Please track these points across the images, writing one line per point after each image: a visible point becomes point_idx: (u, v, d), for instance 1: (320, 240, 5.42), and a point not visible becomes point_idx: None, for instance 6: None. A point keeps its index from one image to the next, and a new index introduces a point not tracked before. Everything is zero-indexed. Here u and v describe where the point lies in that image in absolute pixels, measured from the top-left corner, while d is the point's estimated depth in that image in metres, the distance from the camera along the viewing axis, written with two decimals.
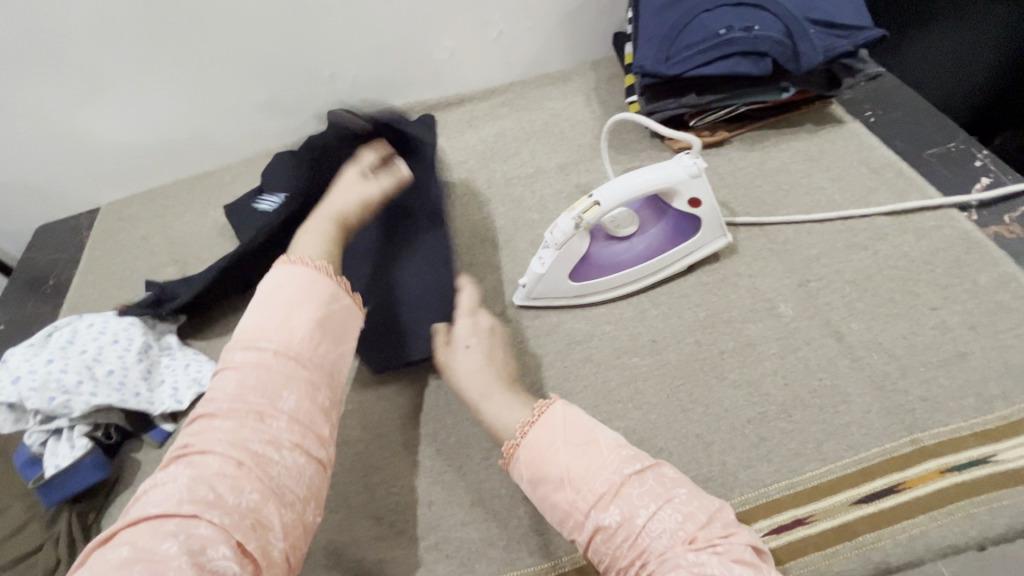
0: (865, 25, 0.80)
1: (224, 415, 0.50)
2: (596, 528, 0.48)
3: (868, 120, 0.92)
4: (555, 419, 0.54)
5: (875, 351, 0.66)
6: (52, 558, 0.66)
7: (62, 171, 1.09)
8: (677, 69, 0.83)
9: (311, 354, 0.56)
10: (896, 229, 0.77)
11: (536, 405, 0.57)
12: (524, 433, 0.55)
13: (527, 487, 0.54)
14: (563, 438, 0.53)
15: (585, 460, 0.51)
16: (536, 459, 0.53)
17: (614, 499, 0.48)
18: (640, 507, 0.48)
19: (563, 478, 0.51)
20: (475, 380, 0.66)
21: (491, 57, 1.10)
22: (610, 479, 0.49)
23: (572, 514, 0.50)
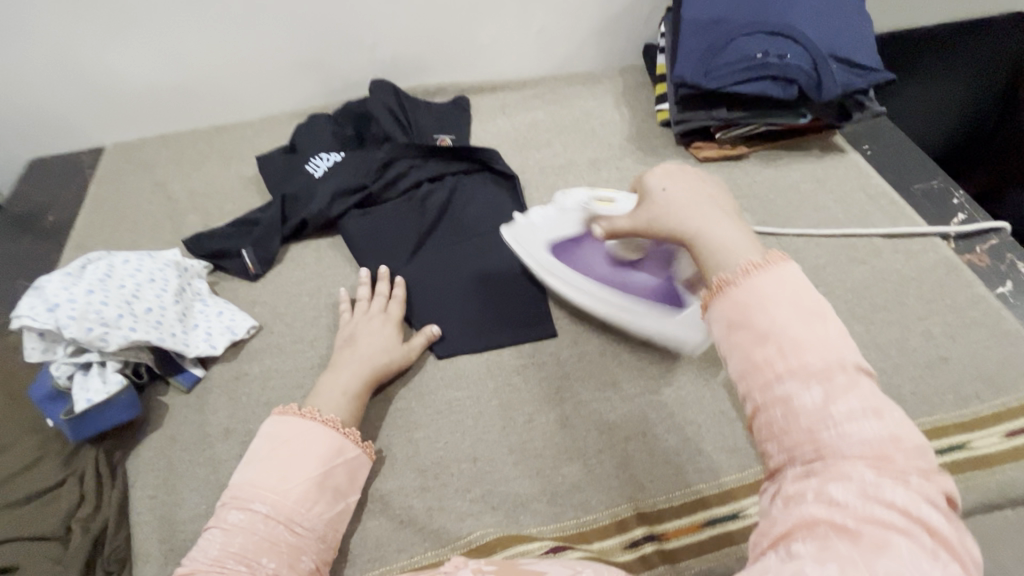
0: (877, 67, 0.91)
1: (247, 494, 0.58)
2: (776, 396, 0.39)
3: (866, 152, 1.03)
4: (787, 281, 0.43)
5: (873, 350, 0.76)
6: (76, 496, 0.64)
7: (74, 106, 1.04)
8: (716, 83, 0.92)
9: (343, 446, 0.64)
10: (890, 249, 0.87)
11: (769, 255, 0.45)
12: (747, 276, 0.44)
13: (720, 330, 0.44)
14: (790, 299, 0.42)
15: (806, 329, 0.40)
16: (746, 305, 0.43)
17: (819, 374, 0.39)
18: (849, 399, 0.38)
19: (772, 333, 0.41)
20: (690, 206, 0.54)
21: (529, 49, 1.14)
22: (827, 355, 0.39)
23: (757, 370, 0.40)
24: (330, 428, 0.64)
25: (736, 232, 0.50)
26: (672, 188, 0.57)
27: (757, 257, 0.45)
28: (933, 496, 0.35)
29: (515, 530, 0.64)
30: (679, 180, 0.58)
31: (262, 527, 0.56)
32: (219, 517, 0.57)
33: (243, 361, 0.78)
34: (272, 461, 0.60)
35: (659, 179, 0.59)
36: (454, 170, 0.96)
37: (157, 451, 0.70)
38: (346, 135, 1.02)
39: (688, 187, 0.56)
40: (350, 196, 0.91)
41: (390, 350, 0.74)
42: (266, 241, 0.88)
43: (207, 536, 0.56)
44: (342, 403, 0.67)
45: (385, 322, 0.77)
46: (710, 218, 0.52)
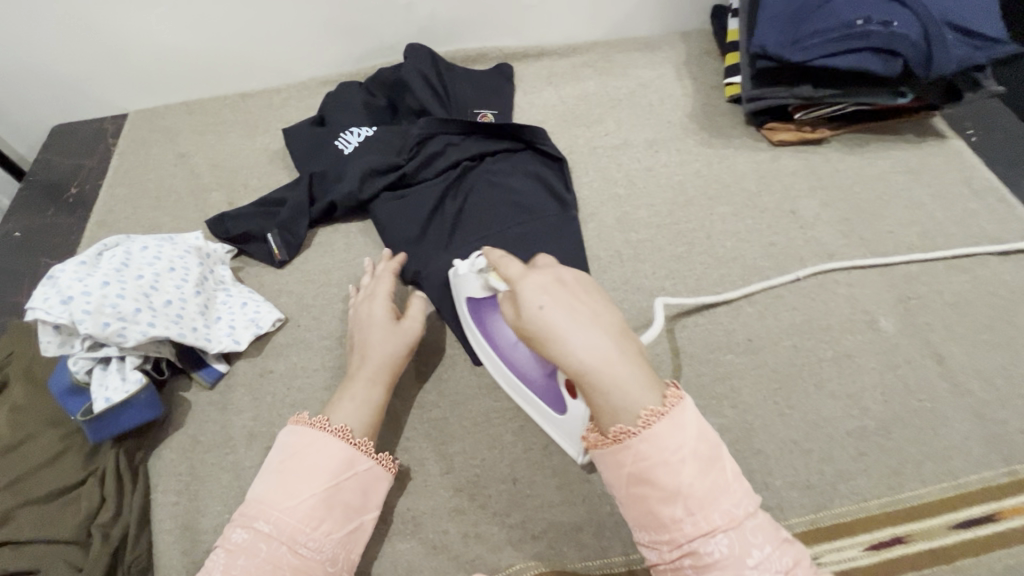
0: (1002, 38, 0.77)
1: (253, 511, 0.53)
2: (648, 507, 0.44)
3: (969, 138, 0.89)
4: (682, 420, 0.44)
5: (974, 378, 0.66)
6: (96, 497, 0.61)
7: (93, 70, 0.98)
8: (802, 56, 0.78)
9: (350, 458, 0.58)
10: (996, 257, 0.76)
11: (662, 395, 0.45)
12: (644, 425, 0.44)
13: (608, 469, 0.47)
14: (687, 453, 0.44)
15: (669, 433, 0.44)
16: (641, 462, 0.44)
17: (683, 497, 0.43)
18: (728, 536, 0.42)
19: (677, 493, 0.43)
20: (567, 330, 0.44)
21: (582, 10, 1.01)
22: (680, 465, 0.43)
23: (621, 472, 0.45)
24: (339, 439, 0.58)
25: (601, 337, 0.44)
26: (551, 301, 0.45)
27: (650, 397, 0.44)
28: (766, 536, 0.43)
29: (557, 564, 0.58)
30: (569, 302, 0.45)
31: (265, 548, 0.51)
32: (226, 535, 0.53)
33: (267, 357, 0.73)
34: (279, 475, 0.55)
35: (541, 281, 0.47)
36: (497, 150, 0.86)
37: (180, 453, 0.67)
38: (378, 106, 0.93)
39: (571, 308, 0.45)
40: (381, 176, 0.83)
41: (391, 336, 0.67)
42: (293, 224, 0.82)
43: (211, 557, 0.52)
44: (356, 411, 0.61)
45: (375, 304, 0.70)
46: (559, 334, 0.44)
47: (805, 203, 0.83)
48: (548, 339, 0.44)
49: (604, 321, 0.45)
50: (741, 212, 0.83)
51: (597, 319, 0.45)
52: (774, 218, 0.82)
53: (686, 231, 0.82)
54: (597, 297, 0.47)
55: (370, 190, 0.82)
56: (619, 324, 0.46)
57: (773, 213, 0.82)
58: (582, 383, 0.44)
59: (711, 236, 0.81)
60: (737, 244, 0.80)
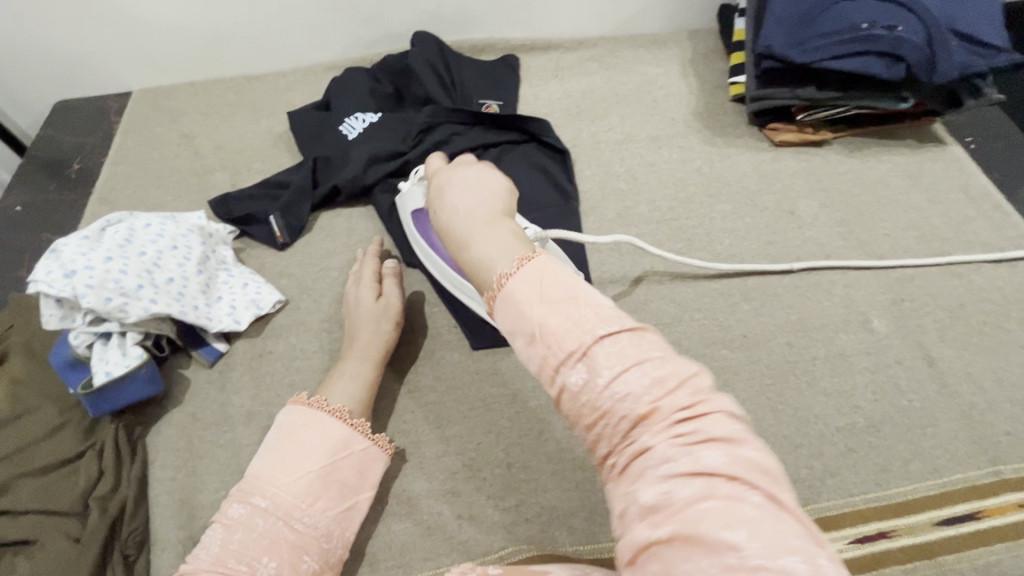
0: (1005, 47, 0.78)
1: (250, 487, 0.54)
2: (561, 390, 0.38)
3: (969, 145, 0.90)
4: (535, 272, 0.41)
5: (963, 380, 0.67)
6: (95, 471, 0.62)
7: (98, 47, 0.97)
8: (807, 57, 0.79)
9: (345, 436, 0.59)
10: (989, 262, 0.77)
11: (515, 257, 0.43)
12: (501, 285, 0.41)
13: (510, 335, 0.40)
14: (541, 295, 0.39)
15: (562, 317, 0.38)
16: (510, 312, 0.40)
17: (582, 353, 0.37)
18: (611, 364, 0.36)
19: (536, 330, 0.39)
20: (465, 215, 0.47)
21: (589, 5, 1.01)
22: (582, 335, 0.37)
23: (541, 367, 0.39)
24: (336, 420, 0.59)
25: (502, 237, 0.45)
26: (447, 193, 0.50)
27: (509, 260, 0.42)
28: (727, 435, 0.34)
29: (549, 548, 0.59)
30: (464, 188, 0.49)
31: (261, 522, 0.52)
32: (224, 511, 0.54)
33: (267, 339, 0.73)
34: (276, 453, 0.56)
35: (443, 176, 0.53)
36: (500, 141, 0.86)
37: (179, 430, 0.67)
38: (383, 93, 0.93)
39: (466, 183, 0.50)
40: (385, 163, 0.83)
41: (380, 314, 0.69)
42: (295, 207, 0.82)
43: (209, 531, 0.53)
44: (347, 389, 0.63)
45: (360, 286, 0.71)
46: (458, 222, 0.47)
47: (804, 204, 0.84)
48: (438, 210, 0.50)
49: (480, 202, 0.48)
50: (741, 210, 0.84)
51: (486, 217, 0.47)
52: (773, 218, 0.83)
53: (685, 227, 0.82)
54: (488, 188, 0.49)
55: (373, 177, 0.83)
56: (499, 207, 0.48)
57: (773, 212, 0.83)
58: (467, 256, 0.46)
59: (710, 233, 0.82)
60: (736, 242, 0.80)
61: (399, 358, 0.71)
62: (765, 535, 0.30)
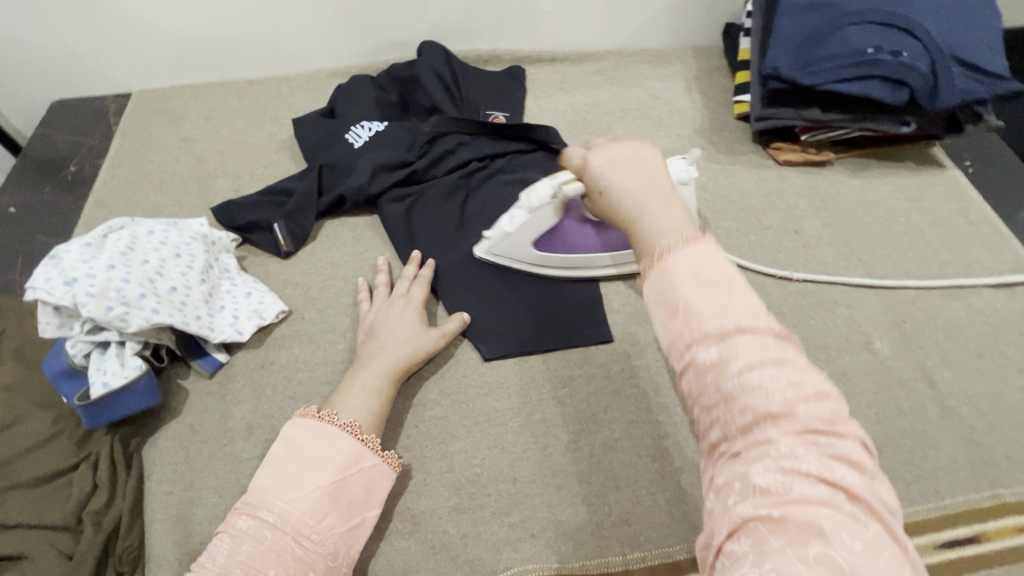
0: (1005, 75, 0.79)
1: (258, 499, 0.53)
2: (689, 366, 0.37)
3: (967, 169, 0.92)
4: (701, 255, 0.39)
5: (963, 403, 0.68)
6: (89, 485, 0.60)
7: (99, 47, 0.96)
8: (812, 80, 0.80)
9: (356, 451, 0.58)
10: (987, 285, 0.78)
11: (679, 235, 0.40)
12: (660, 258, 0.39)
13: (651, 305, 0.39)
14: (702, 274, 0.38)
15: (710, 299, 0.37)
16: (659, 282, 0.39)
17: (722, 335, 0.36)
18: (752, 357, 0.35)
19: (680, 306, 0.37)
20: (628, 192, 0.44)
21: (597, 19, 1.02)
22: (729, 320, 0.36)
23: (674, 341, 0.38)
24: (347, 434, 0.58)
25: (677, 215, 0.42)
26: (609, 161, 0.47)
27: (672, 236, 0.40)
28: (858, 464, 0.33)
29: (555, 566, 0.59)
30: (622, 154, 0.47)
31: (269, 535, 0.51)
32: (230, 522, 0.53)
33: (269, 349, 0.72)
34: (286, 465, 0.55)
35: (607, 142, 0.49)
36: (508, 151, 0.86)
37: (177, 442, 0.66)
38: (389, 101, 0.93)
39: (628, 154, 0.47)
40: (391, 172, 0.83)
41: (415, 337, 0.68)
42: (300, 215, 0.81)
43: (214, 542, 0.51)
44: (364, 403, 0.62)
45: (408, 305, 0.71)
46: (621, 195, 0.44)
47: (808, 222, 0.84)
48: (606, 186, 0.46)
49: (640, 180, 0.45)
50: (746, 228, 0.84)
51: (653, 193, 0.43)
52: (777, 236, 0.83)
53: None
54: (647, 163, 0.46)
55: (379, 186, 0.82)
56: (662, 181, 0.45)
57: (777, 231, 0.84)
58: (634, 228, 0.43)
59: None
60: (740, 260, 0.81)
61: None
62: (882, 560, 0.29)
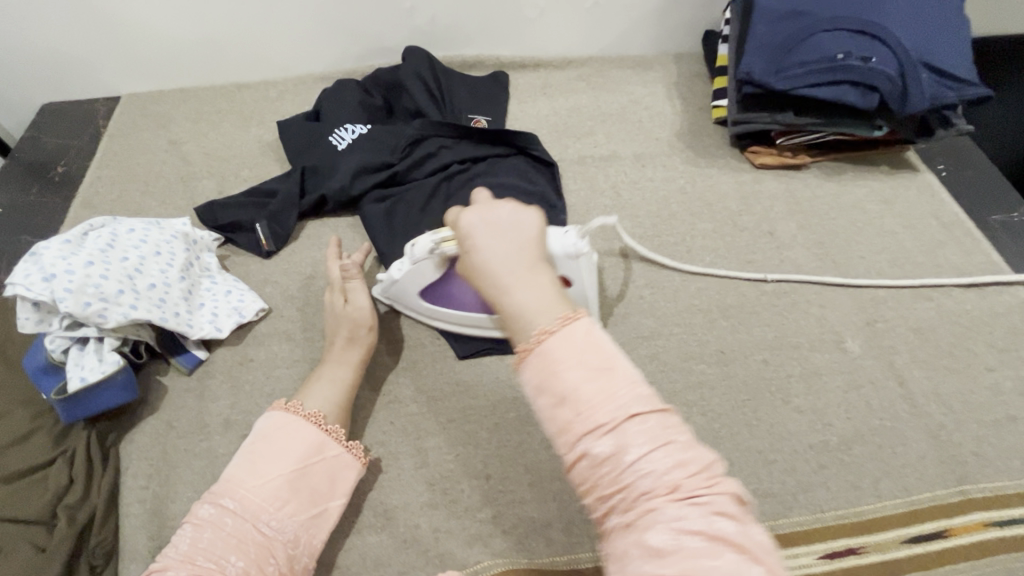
0: (973, 80, 0.81)
1: (221, 488, 0.54)
2: (582, 456, 0.37)
3: (941, 173, 0.93)
4: (577, 338, 0.39)
5: (932, 401, 0.69)
6: (65, 479, 0.61)
7: (89, 51, 0.98)
8: (785, 85, 0.82)
9: (319, 440, 0.58)
10: (958, 286, 0.79)
11: (556, 317, 0.40)
12: (540, 342, 0.39)
13: (539, 400, 0.39)
14: (580, 360, 0.38)
15: (592, 388, 0.37)
16: (541, 378, 0.39)
17: (609, 426, 0.37)
18: (640, 436, 0.36)
19: (566, 397, 0.38)
20: (499, 263, 0.43)
21: (579, 26, 1.04)
22: (615, 407, 0.37)
23: (562, 432, 0.38)
24: (311, 423, 0.59)
25: (544, 290, 0.42)
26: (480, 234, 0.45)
27: (549, 318, 0.40)
28: (732, 510, 0.36)
29: (526, 559, 0.60)
30: (506, 227, 0.46)
31: (229, 522, 0.52)
32: (193, 512, 0.53)
33: (248, 347, 0.73)
34: (249, 454, 0.56)
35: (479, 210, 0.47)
36: (489, 154, 0.87)
37: (154, 438, 0.66)
38: (374, 105, 0.94)
39: (491, 220, 0.46)
40: (373, 174, 0.84)
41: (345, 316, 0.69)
42: (282, 216, 0.82)
43: (178, 532, 0.52)
44: (328, 393, 0.63)
45: (336, 295, 0.70)
46: (491, 271, 0.43)
47: (783, 224, 0.86)
48: (467, 254, 0.45)
49: (522, 245, 0.44)
50: (722, 230, 0.85)
51: (527, 262, 0.44)
52: (752, 237, 0.85)
53: (668, 244, 0.84)
54: (523, 231, 0.46)
55: (362, 188, 0.83)
56: (536, 249, 0.45)
57: (752, 233, 0.85)
58: (500, 305, 0.42)
59: (691, 250, 0.83)
60: (715, 260, 0.82)
61: (380, 369, 0.71)
62: None
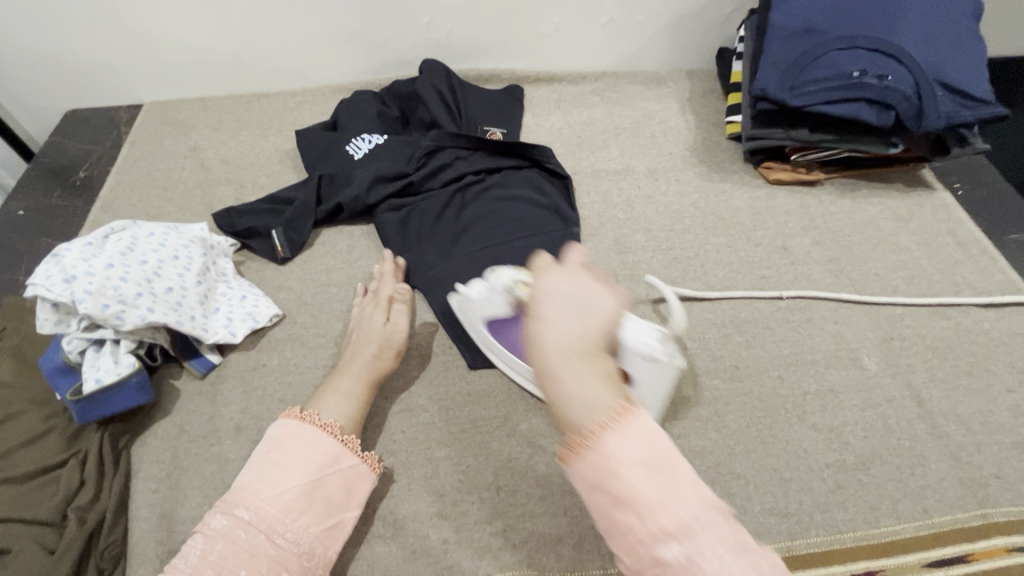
0: (989, 100, 0.81)
1: (235, 498, 0.54)
2: (646, 563, 0.35)
3: (957, 192, 0.93)
4: (636, 431, 0.37)
5: (951, 421, 0.68)
6: (76, 480, 0.61)
7: (115, 60, 1.00)
8: (800, 101, 0.82)
9: (335, 451, 0.58)
10: (976, 306, 0.78)
11: (614, 407, 0.38)
12: (597, 439, 0.37)
13: (592, 495, 0.37)
14: (641, 461, 0.36)
15: (655, 489, 0.35)
16: (601, 478, 0.36)
17: (676, 534, 0.34)
18: (711, 545, 0.34)
19: (629, 500, 0.35)
20: (555, 340, 0.40)
21: (594, 42, 1.05)
22: (681, 512, 0.35)
23: (623, 533, 0.36)
24: (326, 433, 0.59)
25: (598, 376, 0.39)
26: (543, 301, 0.43)
27: (605, 409, 0.38)
28: None
29: (536, 575, 0.58)
30: (572, 296, 0.42)
31: (243, 534, 0.51)
32: (206, 522, 0.53)
33: (261, 352, 0.73)
34: (264, 465, 0.56)
35: (545, 272, 0.45)
36: (503, 166, 0.88)
37: (165, 441, 0.66)
38: (391, 117, 0.96)
39: (558, 290, 0.43)
40: (389, 184, 0.85)
41: (373, 333, 0.69)
42: (298, 223, 0.83)
43: (190, 542, 0.52)
44: (342, 409, 0.62)
45: (376, 308, 0.72)
46: (548, 351, 0.40)
47: (797, 240, 0.86)
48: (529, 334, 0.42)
49: (583, 320, 0.41)
50: (736, 244, 0.85)
51: (586, 342, 0.41)
52: (766, 253, 0.84)
53: (681, 258, 0.84)
54: (591, 301, 0.42)
55: (377, 197, 0.84)
56: (602, 324, 0.42)
57: (767, 248, 0.85)
58: (555, 395, 0.39)
59: (705, 265, 0.83)
60: (729, 275, 0.82)
61: (392, 377, 0.71)
62: None
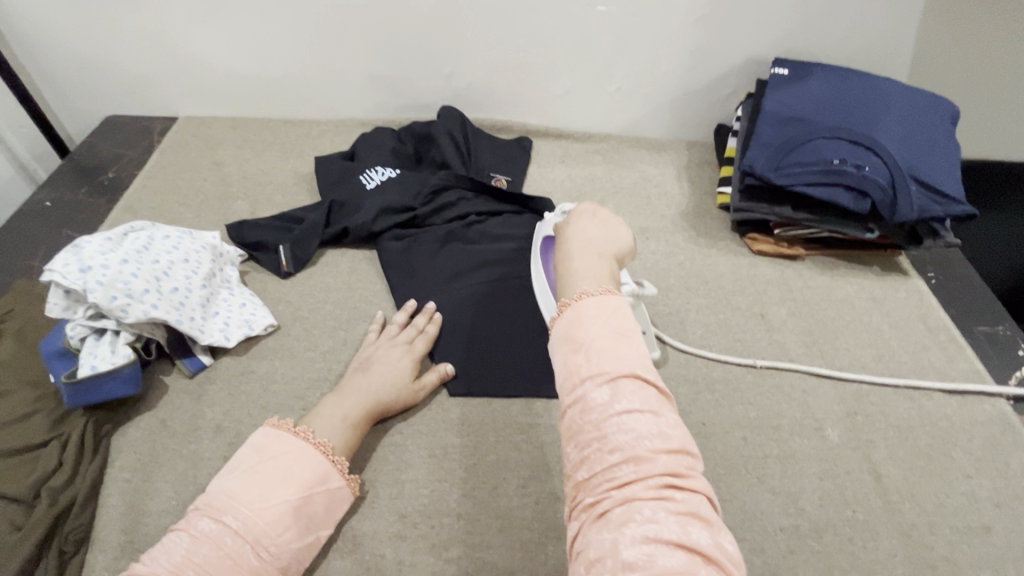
0: (960, 198, 0.87)
1: (223, 504, 0.56)
2: (581, 398, 0.46)
3: (930, 281, 0.98)
4: (611, 306, 0.51)
5: (907, 499, 0.70)
6: (54, 461, 0.63)
7: (161, 75, 1.09)
8: (785, 180, 0.88)
9: (327, 473, 0.61)
10: (939, 390, 0.81)
11: (601, 287, 0.53)
12: (578, 299, 0.51)
13: (558, 341, 0.50)
14: (610, 326, 0.49)
15: (611, 345, 0.47)
16: (572, 324, 0.50)
17: (614, 381, 0.46)
18: (631, 396, 0.45)
19: (585, 346, 0.48)
20: (578, 242, 0.59)
21: (602, 107, 1.13)
22: (624, 366, 0.46)
23: (571, 375, 0.47)
24: (320, 453, 0.62)
25: (597, 270, 0.56)
26: (578, 222, 0.62)
27: (594, 287, 0.53)
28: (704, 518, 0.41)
29: None
30: (598, 228, 0.61)
31: (229, 542, 0.53)
32: (189, 522, 0.55)
33: (251, 359, 0.76)
34: (257, 475, 0.58)
35: (584, 208, 0.64)
36: (504, 210, 0.93)
37: (146, 434, 0.69)
38: (405, 154, 1.02)
39: (593, 228, 0.61)
40: (395, 215, 0.90)
41: (397, 386, 0.72)
42: (304, 241, 0.88)
43: (171, 540, 0.53)
44: (340, 431, 0.66)
45: (404, 356, 0.74)
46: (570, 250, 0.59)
47: (774, 309, 0.90)
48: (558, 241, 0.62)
49: (601, 240, 0.60)
50: (715, 306, 0.90)
51: (600, 251, 0.59)
52: (744, 317, 0.88)
53: (662, 314, 0.88)
54: (614, 233, 0.61)
55: (382, 226, 0.89)
56: (614, 249, 0.59)
57: (744, 313, 0.89)
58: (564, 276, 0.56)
59: (684, 322, 0.87)
60: (706, 335, 0.86)
61: None
62: None
